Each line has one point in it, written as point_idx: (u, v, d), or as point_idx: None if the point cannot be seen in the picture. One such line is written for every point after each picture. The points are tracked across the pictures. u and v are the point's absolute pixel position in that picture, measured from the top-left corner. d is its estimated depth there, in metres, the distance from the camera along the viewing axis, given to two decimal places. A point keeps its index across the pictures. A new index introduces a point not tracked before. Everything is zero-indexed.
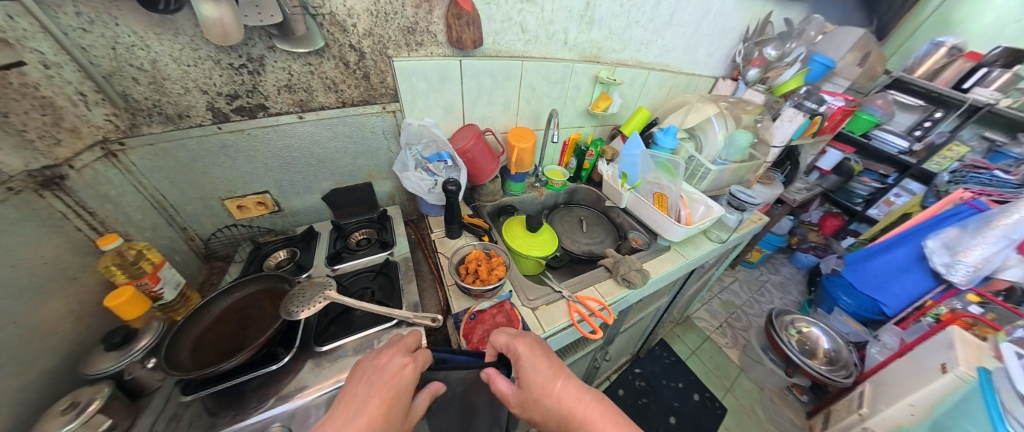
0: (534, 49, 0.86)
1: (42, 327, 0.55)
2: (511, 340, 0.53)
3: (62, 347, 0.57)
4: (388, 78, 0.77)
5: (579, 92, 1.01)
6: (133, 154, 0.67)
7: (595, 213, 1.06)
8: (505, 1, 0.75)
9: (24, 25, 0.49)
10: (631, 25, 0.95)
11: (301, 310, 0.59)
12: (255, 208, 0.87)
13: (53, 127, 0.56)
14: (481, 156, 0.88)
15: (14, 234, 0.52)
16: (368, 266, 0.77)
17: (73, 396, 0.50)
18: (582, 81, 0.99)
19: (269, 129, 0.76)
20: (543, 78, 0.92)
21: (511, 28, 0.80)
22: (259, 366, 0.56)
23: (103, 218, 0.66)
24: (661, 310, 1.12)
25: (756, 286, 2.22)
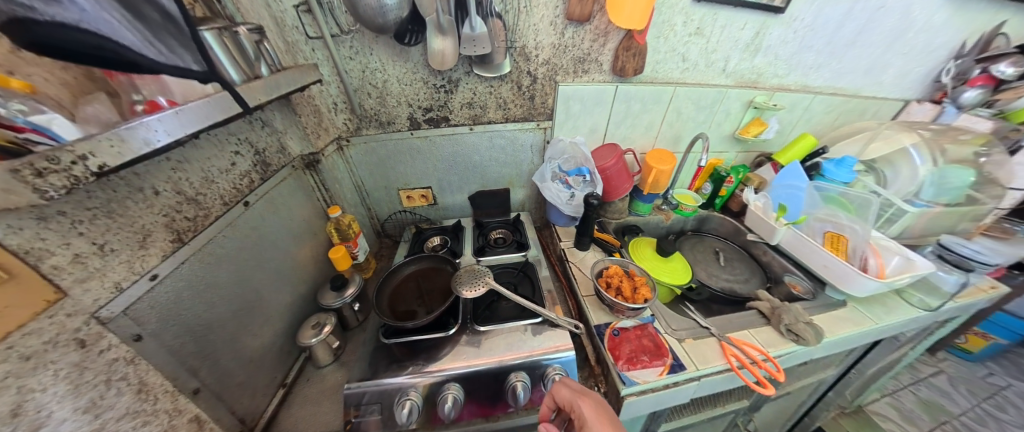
0: (690, 76, 0.88)
1: (299, 265, 0.81)
2: (575, 397, 0.52)
3: (304, 280, 0.83)
4: (549, 100, 0.88)
5: (727, 117, 0.98)
6: (352, 148, 0.92)
7: (733, 247, 0.97)
8: (675, 35, 0.80)
9: (321, 57, 0.74)
10: (803, 50, 0.88)
11: (467, 290, 0.69)
12: (418, 200, 1.05)
13: (317, 127, 0.82)
14: (617, 175, 0.93)
15: (290, 195, 0.78)
16: (509, 263, 0.86)
17: (317, 318, 0.76)
18: (733, 105, 0.95)
19: (446, 137, 0.92)
20: (693, 103, 0.93)
21: (671, 58, 0.84)
22: (433, 331, 0.69)
23: (332, 194, 0.91)
24: (821, 381, 0.91)
25: (986, 392, 1.44)
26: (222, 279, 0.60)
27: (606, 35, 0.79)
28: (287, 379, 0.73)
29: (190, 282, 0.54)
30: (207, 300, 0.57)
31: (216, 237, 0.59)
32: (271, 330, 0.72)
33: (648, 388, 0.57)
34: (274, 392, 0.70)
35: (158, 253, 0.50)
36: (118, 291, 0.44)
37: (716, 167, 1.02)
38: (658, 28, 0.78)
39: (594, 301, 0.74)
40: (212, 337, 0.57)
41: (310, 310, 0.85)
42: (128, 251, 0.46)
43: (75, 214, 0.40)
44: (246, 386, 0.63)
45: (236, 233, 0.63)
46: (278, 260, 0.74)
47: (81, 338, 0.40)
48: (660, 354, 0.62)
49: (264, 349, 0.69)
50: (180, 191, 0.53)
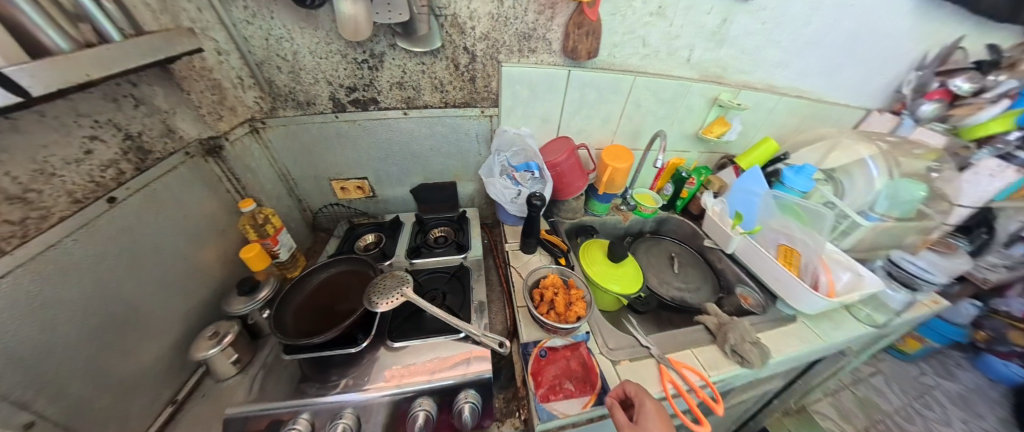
0: (650, 65, 0.82)
1: (202, 267, 0.70)
2: (638, 391, 0.50)
3: (213, 283, 0.73)
4: (492, 83, 0.80)
5: (689, 113, 0.92)
6: (269, 132, 0.80)
7: (690, 251, 0.92)
8: (633, 13, 0.72)
9: (209, 18, 0.60)
10: (768, 45, 0.81)
11: (381, 303, 0.61)
12: (354, 191, 0.95)
13: (219, 105, 0.69)
14: (570, 171, 0.87)
15: (184, 190, 0.65)
16: (443, 267, 0.78)
17: (217, 326, 0.64)
18: (697, 101, 0.89)
19: (377, 122, 0.81)
20: (653, 96, 0.87)
21: (631, 41, 0.77)
22: (339, 347, 0.60)
23: (245, 184, 0.79)
24: (765, 392, 0.89)
25: (914, 392, 1.52)
26: (76, 297, 0.48)
27: (553, 8, 0.70)
28: (178, 395, 0.62)
29: (15, 301, 0.41)
30: (51, 321, 0.45)
31: (59, 245, 0.46)
32: (156, 345, 0.60)
33: (571, 419, 0.52)
34: (159, 410, 0.59)
35: None
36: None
37: (678, 167, 0.95)
38: (610, 6, 0.70)
39: (526, 313, 0.68)
40: (67, 366, 0.47)
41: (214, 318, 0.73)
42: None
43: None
44: (115, 415, 0.53)
45: (92, 237, 0.50)
46: (169, 268, 0.63)
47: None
48: (588, 379, 0.56)
49: (148, 368, 0.58)
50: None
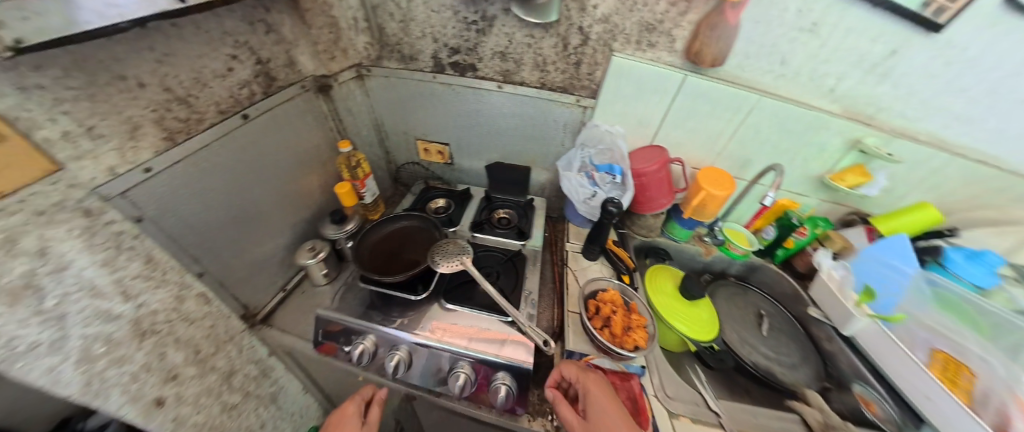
0: (783, 86, 0.68)
1: (302, 191, 0.80)
2: (580, 375, 0.48)
3: (303, 206, 0.81)
4: (597, 72, 0.74)
5: (816, 153, 0.77)
6: (372, 80, 0.82)
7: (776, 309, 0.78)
8: (779, 25, 0.60)
9: None
10: (948, 91, 0.61)
11: (441, 263, 0.63)
12: (435, 156, 0.95)
13: (334, 45, 0.74)
14: (655, 185, 0.78)
15: (294, 118, 0.72)
16: (501, 248, 0.76)
17: (312, 244, 0.76)
18: (831, 141, 0.74)
19: (470, 90, 0.80)
20: (776, 122, 0.74)
21: (766, 55, 0.65)
22: (402, 291, 0.62)
23: (346, 125, 0.85)
24: None
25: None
26: (218, 187, 0.60)
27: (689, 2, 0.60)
28: (288, 285, 0.80)
29: (188, 184, 0.55)
30: (205, 203, 0.58)
31: (211, 146, 0.57)
32: (275, 239, 0.76)
33: None
34: (274, 293, 0.77)
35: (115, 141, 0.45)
36: (114, 175, 0.45)
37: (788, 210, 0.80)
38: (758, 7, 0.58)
39: (576, 320, 0.61)
40: (208, 238, 0.60)
41: (308, 236, 0.86)
42: (118, 140, 0.46)
43: (54, 90, 0.39)
44: (242, 283, 0.69)
45: (234, 143, 0.61)
46: (273, 184, 0.71)
47: (85, 209, 0.43)
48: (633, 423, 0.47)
49: (255, 261, 0.71)
50: (168, 89, 0.51)
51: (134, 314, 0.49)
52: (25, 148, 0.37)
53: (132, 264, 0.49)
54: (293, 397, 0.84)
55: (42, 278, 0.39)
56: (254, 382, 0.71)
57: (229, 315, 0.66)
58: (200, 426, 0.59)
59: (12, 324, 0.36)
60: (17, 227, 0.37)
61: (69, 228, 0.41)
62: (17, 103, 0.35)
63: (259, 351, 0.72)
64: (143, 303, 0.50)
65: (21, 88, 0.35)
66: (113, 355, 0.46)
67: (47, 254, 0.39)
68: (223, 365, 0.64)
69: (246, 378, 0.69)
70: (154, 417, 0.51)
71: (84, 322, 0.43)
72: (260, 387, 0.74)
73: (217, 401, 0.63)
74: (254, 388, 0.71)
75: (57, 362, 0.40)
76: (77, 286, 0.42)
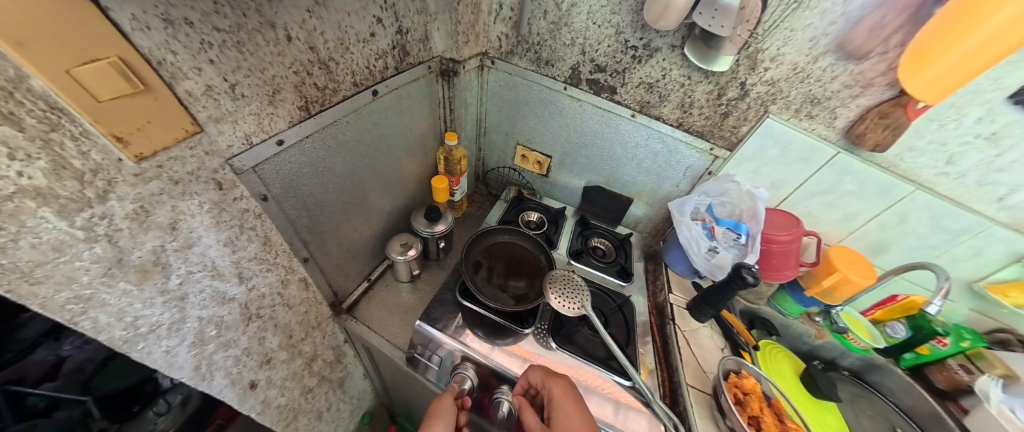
0: (944, 184, 0.58)
1: (400, 180, 0.73)
2: (545, 379, 0.48)
3: (397, 197, 0.75)
4: (743, 127, 0.64)
5: (971, 257, 0.65)
6: (493, 73, 0.75)
7: (913, 430, 0.67)
8: (956, 127, 0.52)
9: None
10: None
11: (554, 297, 0.56)
12: (532, 164, 0.88)
13: (471, 29, 0.65)
14: (782, 258, 0.68)
15: (413, 102, 0.65)
16: (602, 286, 0.69)
17: (404, 239, 0.72)
18: (993, 248, 0.62)
19: (598, 111, 0.71)
20: (932, 219, 0.63)
21: (937, 152, 0.55)
22: (507, 321, 0.59)
23: (455, 117, 0.78)
24: None
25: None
26: (338, 168, 0.55)
27: (865, 88, 0.52)
28: (372, 275, 0.76)
29: (311, 162, 0.50)
30: (323, 183, 0.54)
31: (340, 121, 0.51)
32: (371, 228, 0.71)
33: None
34: (360, 281, 0.74)
35: (251, 117, 0.39)
36: (248, 144, 0.40)
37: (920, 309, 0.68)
38: (938, 109, 0.51)
39: (704, 400, 0.54)
40: (318, 216, 0.55)
41: (398, 227, 0.81)
42: (258, 103, 0.39)
43: (204, 30, 0.30)
44: (336, 269, 0.65)
45: (359, 121, 0.55)
46: (378, 170, 0.65)
47: (218, 181, 0.38)
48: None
49: (347, 249, 0.66)
50: (313, 49, 0.42)
51: (244, 298, 0.47)
52: (167, 98, 0.30)
53: (250, 245, 0.46)
54: (356, 381, 0.84)
55: (170, 254, 0.36)
56: (330, 367, 0.73)
57: (321, 302, 0.64)
58: (282, 407, 0.62)
59: (137, 303, 0.34)
60: (150, 198, 0.32)
61: (201, 202, 0.37)
62: (165, 41, 0.28)
63: (338, 337, 0.72)
64: (253, 287, 0.48)
65: (167, 22, 0.27)
66: (222, 337, 0.46)
67: (177, 229, 0.36)
68: (309, 350, 0.65)
69: (323, 363, 0.70)
70: (248, 399, 0.53)
71: (201, 304, 0.42)
72: (333, 372, 0.74)
73: (299, 384, 0.65)
74: (328, 373, 0.73)
75: (174, 344, 0.40)
76: (200, 266, 0.40)
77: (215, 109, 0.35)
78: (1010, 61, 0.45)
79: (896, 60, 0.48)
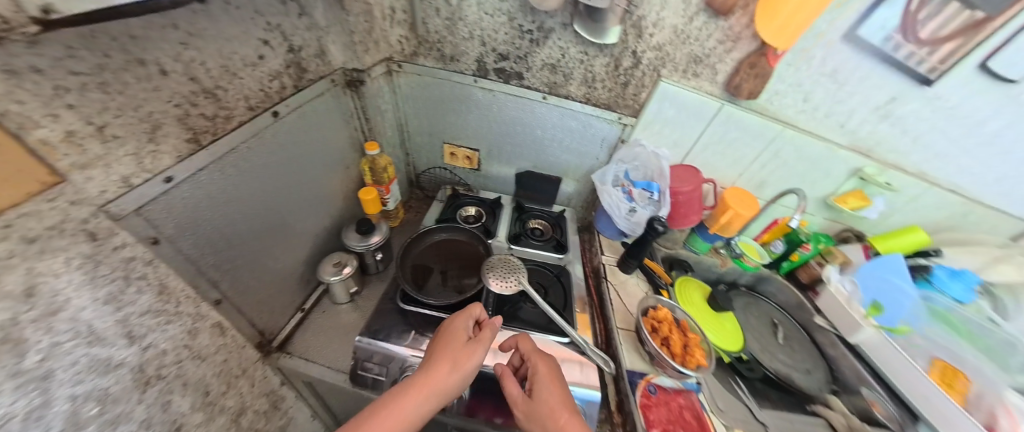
0: (803, 120, 0.72)
1: (325, 199, 0.74)
2: (531, 354, 0.53)
3: (322, 218, 0.75)
4: (643, 93, 0.73)
5: (823, 178, 0.82)
6: (402, 77, 0.76)
7: (786, 319, 0.83)
8: (807, 68, 0.64)
9: None
10: (938, 133, 0.68)
11: (495, 282, 0.62)
12: (462, 161, 0.92)
13: (368, 36, 0.65)
14: (688, 204, 0.79)
15: (322, 116, 0.65)
16: (543, 263, 0.77)
17: (338, 258, 0.73)
18: (836, 168, 0.79)
19: (512, 99, 0.76)
20: (795, 151, 0.77)
21: (795, 93, 0.68)
22: (453, 313, 0.63)
23: (372, 126, 0.79)
24: None
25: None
26: (246, 196, 0.53)
27: (736, 41, 0.62)
28: (306, 304, 0.76)
29: (217, 195, 0.48)
30: (229, 214, 0.51)
31: (240, 148, 0.49)
32: (294, 255, 0.70)
33: None
34: (292, 314, 0.74)
35: (128, 155, 0.36)
36: (127, 186, 0.37)
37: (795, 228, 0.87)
38: (792, 55, 0.63)
39: (631, 338, 0.65)
40: (233, 252, 0.54)
41: (328, 249, 0.80)
42: (135, 142, 0.37)
43: (57, 76, 0.28)
44: (264, 304, 0.64)
45: (264, 145, 0.54)
46: (296, 196, 0.65)
47: (90, 231, 0.34)
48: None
49: (275, 279, 0.66)
50: (195, 79, 0.41)
51: (138, 360, 0.40)
52: (6, 145, 0.26)
53: (140, 298, 0.40)
54: (305, 427, 0.77)
55: (27, 327, 0.29)
56: (265, 418, 0.65)
57: (245, 345, 0.60)
58: None
59: None
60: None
61: (68, 258, 0.33)
62: (8, 90, 0.25)
63: (273, 381, 0.67)
64: (149, 345, 0.41)
65: (10, 72, 0.25)
66: (107, 416, 0.37)
67: (35, 295, 0.30)
68: (235, 404, 0.57)
69: (256, 414, 0.63)
70: None
71: (76, 378, 0.34)
72: (271, 422, 0.67)
73: None
74: (264, 424, 0.65)
75: None
76: (71, 335, 0.33)
77: (79, 155, 0.32)
78: (830, 9, 0.57)
79: (754, 13, 0.58)
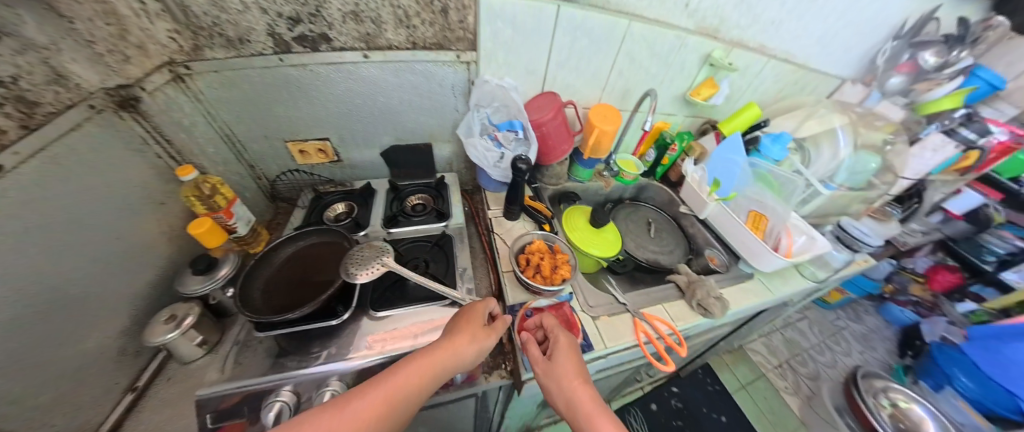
0: (650, 8, 0.69)
1: (138, 247, 0.54)
2: (553, 327, 0.53)
3: (141, 270, 0.54)
4: (468, 18, 0.63)
5: (680, 72, 0.83)
6: (200, 81, 0.60)
7: (654, 213, 0.95)
8: None
9: None
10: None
11: (361, 274, 0.53)
12: (316, 155, 0.81)
13: (121, 40, 0.48)
14: (556, 133, 0.77)
15: (97, 151, 0.47)
16: (426, 235, 0.70)
17: (171, 309, 0.52)
18: (690, 58, 0.79)
19: (332, 68, 0.65)
20: (647, 48, 0.75)
21: None
22: (317, 321, 0.52)
23: (180, 148, 0.62)
24: (712, 338, 0.87)
25: (829, 332, 1.51)
26: None
27: None
28: (138, 382, 0.51)
29: None
30: None
31: None
32: (96, 336, 0.47)
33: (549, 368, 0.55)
34: (117, 399, 0.48)
35: None
36: None
37: (661, 132, 0.93)
38: None
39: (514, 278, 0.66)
40: None
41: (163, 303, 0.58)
42: None
43: None
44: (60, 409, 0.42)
45: None
46: (61, 263, 0.43)
47: None
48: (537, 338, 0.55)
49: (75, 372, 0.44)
50: None
51: None
52: None
53: None
54: None
55: None
56: None
57: None
58: None
59: None
60: None
61: None
62: None
63: None
64: None
65: None
66: None
67: None
68: None
69: None
70: None
71: None
72: None
73: None
74: None
75: None
76: None
77: None
78: None
79: None
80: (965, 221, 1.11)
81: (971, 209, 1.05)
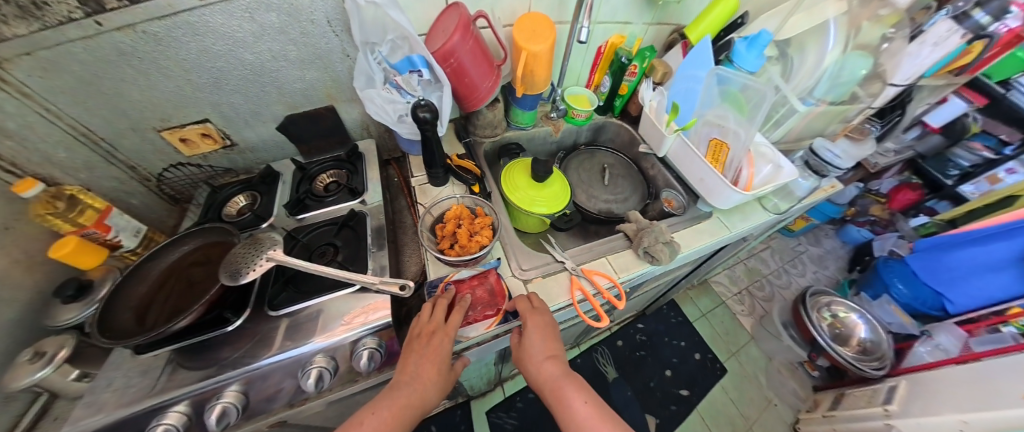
0: None
1: None
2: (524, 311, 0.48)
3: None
4: None
5: None
6: (14, 69, 0.42)
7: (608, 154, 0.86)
8: None
9: None
10: None
11: (246, 273, 0.42)
12: (203, 142, 0.65)
13: None
14: (472, 63, 0.59)
15: None
16: (333, 218, 0.61)
17: (37, 345, 0.45)
18: None
19: (166, 24, 0.45)
20: None
21: None
22: (203, 332, 0.44)
23: (12, 158, 0.48)
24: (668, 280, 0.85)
25: (788, 256, 1.54)
26: None
27: None
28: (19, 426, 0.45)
29: None
30: None
31: None
32: None
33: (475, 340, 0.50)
34: None
35: None
36: None
37: (618, 50, 0.76)
38: None
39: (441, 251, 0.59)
40: None
41: (41, 336, 0.50)
42: None
43: None
44: None
45: None
46: None
47: None
48: (496, 306, 0.50)
49: None
50: None
51: None
52: None
53: None
54: None
55: None
56: None
57: None
58: None
59: None
60: None
61: None
62: None
63: None
64: None
65: None
66: None
67: None
68: None
69: None
70: None
71: None
72: None
73: None
74: None
75: None
76: None
77: None
78: None
79: None
80: (941, 135, 1.10)
81: (949, 121, 1.03)
